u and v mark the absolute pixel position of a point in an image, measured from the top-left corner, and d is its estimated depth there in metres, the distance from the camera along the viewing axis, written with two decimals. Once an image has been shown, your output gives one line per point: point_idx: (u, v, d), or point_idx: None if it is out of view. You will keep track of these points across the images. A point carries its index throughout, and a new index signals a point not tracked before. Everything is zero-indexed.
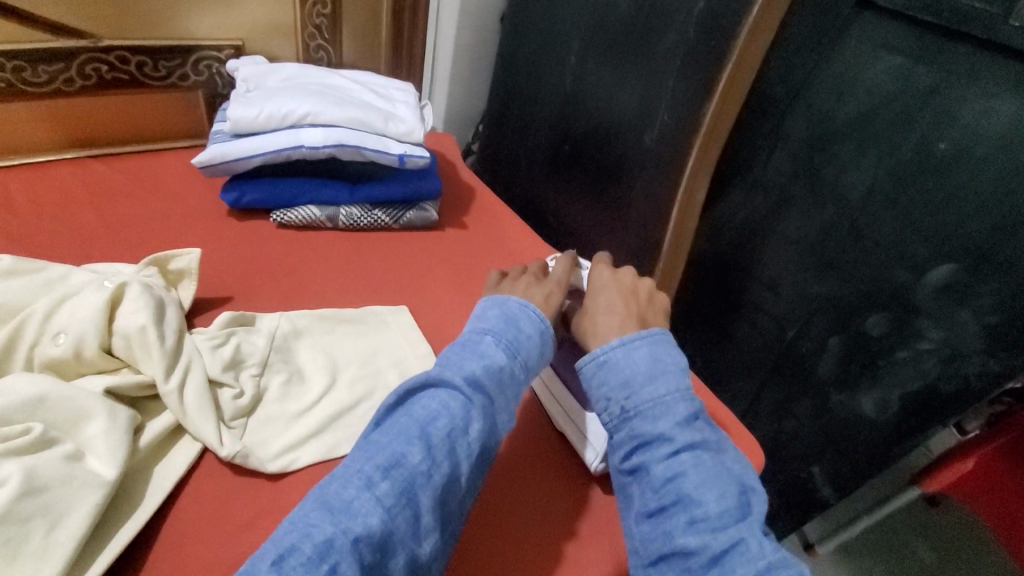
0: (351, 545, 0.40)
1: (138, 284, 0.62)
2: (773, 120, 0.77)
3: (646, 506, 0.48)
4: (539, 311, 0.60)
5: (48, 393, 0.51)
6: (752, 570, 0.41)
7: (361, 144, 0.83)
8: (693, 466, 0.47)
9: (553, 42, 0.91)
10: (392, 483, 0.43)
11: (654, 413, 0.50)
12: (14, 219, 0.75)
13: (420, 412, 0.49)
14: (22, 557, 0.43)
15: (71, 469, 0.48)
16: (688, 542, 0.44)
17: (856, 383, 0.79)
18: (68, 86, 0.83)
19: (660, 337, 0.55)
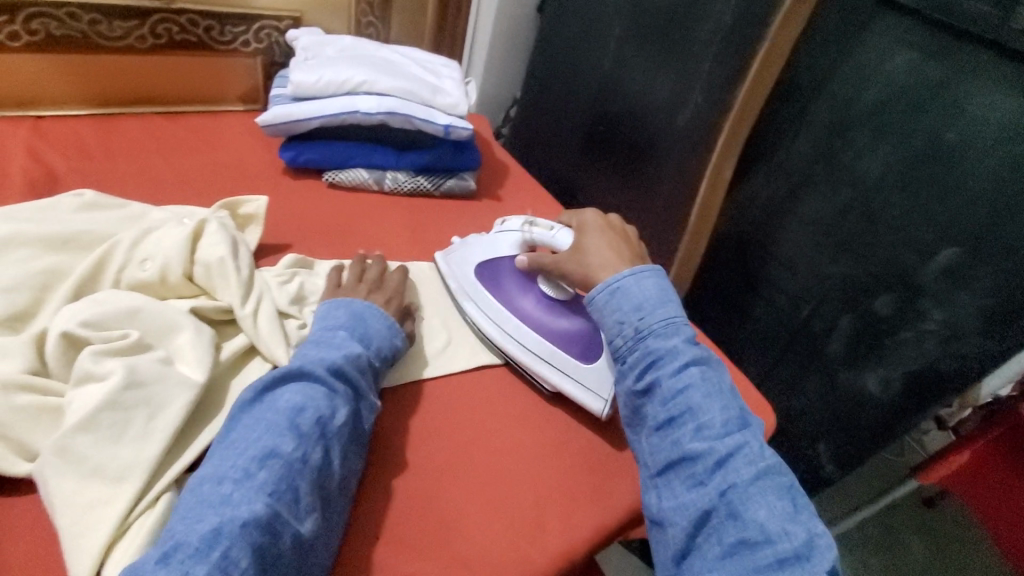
0: (239, 530, 0.42)
1: (215, 222, 0.68)
2: (797, 107, 0.83)
3: (657, 418, 0.55)
4: (385, 310, 0.66)
5: (142, 305, 0.57)
6: (751, 468, 0.49)
7: (411, 113, 0.88)
8: (699, 381, 0.55)
9: (594, 29, 0.98)
10: (270, 472, 0.46)
11: (665, 336, 0.58)
12: (89, 162, 0.81)
13: (284, 404, 0.51)
14: (127, 438, 0.49)
15: (166, 370, 0.53)
16: (696, 446, 0.52)
17: (864, 360, 0.85)
18: (141, 43, 0.89)
19: (664, 271, 0.62)
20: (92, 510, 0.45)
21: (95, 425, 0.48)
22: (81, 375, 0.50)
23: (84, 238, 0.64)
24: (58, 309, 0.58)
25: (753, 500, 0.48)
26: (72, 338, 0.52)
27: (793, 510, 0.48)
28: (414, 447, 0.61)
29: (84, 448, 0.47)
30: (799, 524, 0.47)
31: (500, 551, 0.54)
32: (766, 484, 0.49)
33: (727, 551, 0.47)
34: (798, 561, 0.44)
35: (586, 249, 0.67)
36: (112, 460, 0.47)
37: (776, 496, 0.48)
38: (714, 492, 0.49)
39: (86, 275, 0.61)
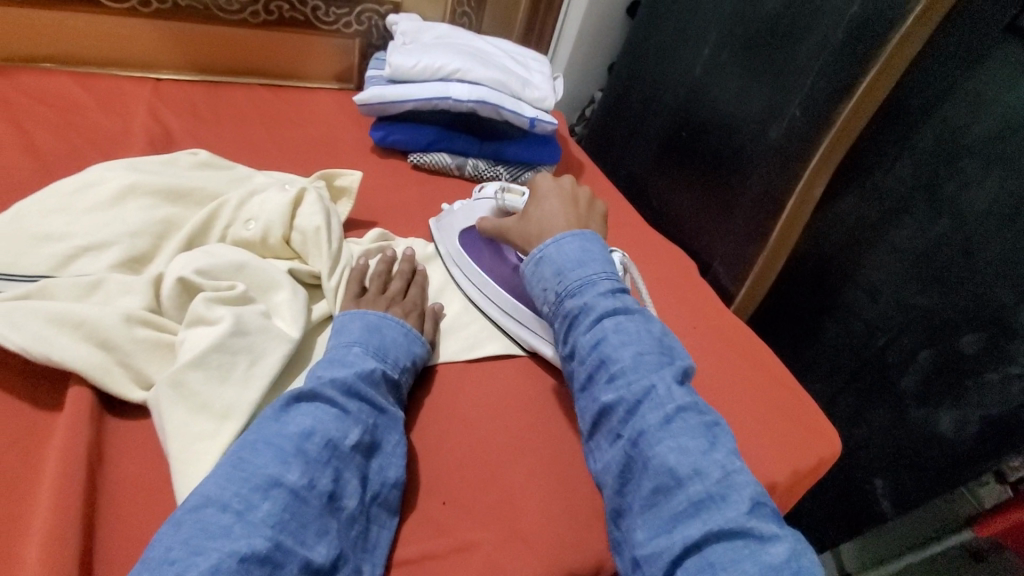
0: (238, 565, 0.40)
1: (314, 191, 0.71)
2: (904, 128, 0.80)
3: (580, 377, 0.55)
4: (403, 320, 0.64)
5: (247, 262, 0.61)
6: (660, 414, 0.49)
7: (500, 103, 0.89)
8: (613, 331, 0.53)
9: (688, 34, 0.97)
10: (274, 502, 0.44)
11: (581, 293, 0.56)
12: (200, 124, 0.86)
13: (293, 427, 0.49)
14: (231, 380, 0.53)
15: (268, 323, 0.57)
16: (608, 399, 0.51)
17: (940, 401, 0.80)
18: (254, 18, 0.95)
19: (588, 234, 0.60)
20: (198, 441, 0.49)
21: (204, 362, 0.52)
22: (195, 318, 0.55)
23: (198, 194, 0.69)
24: (173, 256, 0.62)
25: (663, 445, 0.47)
26: (187, 285, 0.57)
27: (708, 448, 0.47)
28: (480, 424, 0.63)
29: (195, 382, 0.51)
30: (710, 461, 0.46)
31: (559, 537, 0.55)
32: (679, 427, 0.48)
33: (646, 503, 0.47)
34: (712, 500, 0.44)
35: (531, 216, 0.68)
36: (218, 399, 0.51)
37: (690, 435, 0.48)
38: (628, 443, 0.49)
39: (197, 228, 0.65)
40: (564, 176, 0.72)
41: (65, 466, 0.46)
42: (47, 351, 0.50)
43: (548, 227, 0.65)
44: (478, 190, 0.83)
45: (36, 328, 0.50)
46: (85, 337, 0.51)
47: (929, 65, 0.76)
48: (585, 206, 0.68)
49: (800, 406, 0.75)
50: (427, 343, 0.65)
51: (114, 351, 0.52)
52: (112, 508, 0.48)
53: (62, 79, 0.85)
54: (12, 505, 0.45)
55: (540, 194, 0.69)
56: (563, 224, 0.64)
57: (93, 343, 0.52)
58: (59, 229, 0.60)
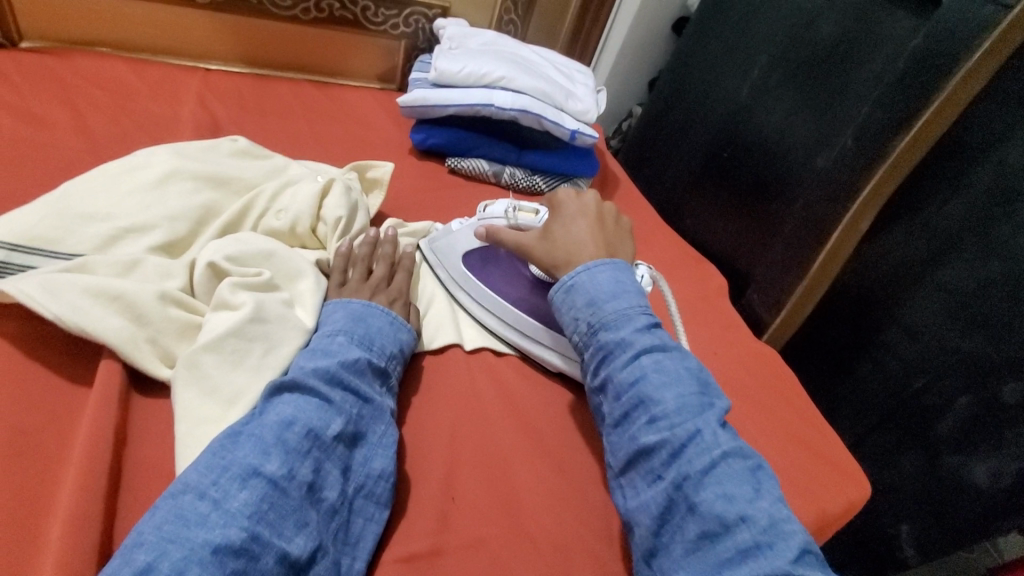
0: (211, 556, 0.39)
1: (343, 183, 0.72)
2: (959, 166, 0.74)
3: (614, 415, 0.53)
4: (388, 308, 0.62)
5: (276, 249, 0.61)
6: (705, 458, 0.47)
7: (543, 113, 0.89)
8: (652, 369, 0.52)
9: (739, 55, 0.96)
10: (251, 492, 0.43)
11: (617, 328, 0.55)
12: (246, 115, 0.87)
13: (273, 417, 0.48)
14: (243, 366, 0.53)
15: (287, 312, 0.58)
16: (649, 440, 0.49)
17: (973, 447, 0.78)
18: (305, 15, 0.96)
19: (619, 263, 0.58)
20: (203, 425, 0.49)
21: (220, 347, 0.52)
22: (220, 302, 0.55)
23: (237, 183, 0.69)
24: (207, 242, 0.63)
25: (707, 490, 0.46)
26: (216, 270, 0.57)
27: (754, 495, 0.46)
28: (499, 429, 0.61)
29: (209, 366, 0.51)
30: (757, 508, 0.45)
31: (575, 554, 0.54)
32: (723, 471, 0.47)
33: (689, 547, 0.45)
34: (759, 548, 0.43)
35: (556, 237, 0.63)
36: (228, 384, 0.51)
37: (735, 480, 0.46)
38: (670, 485, 0.47)
39: (233, 216, 0.65)
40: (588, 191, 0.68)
41: (94, 443, 0.47)
42: (81, 321, 0.50)
43: (576, 254, 0.61)
44: (484, 208, 0.75)
45: (72, 298, 0.51)
46: (118, 311, 0.52)
47: (996, 100, 0.69)
48: (609, 229, 0.65)
49: (828, 443, 0.73)
50: (414, 332, 0.63)
51: (146, 326, 0.53)
52: (133, 489, 0.48)
53: (116, 63, 0.87)
54: (39, 479, 0.46)
55: (564, 210, 0.66)
56: (593, 252, 0.61)
57: (125, 316, 0.52)
58: (102, 210, 0.61)
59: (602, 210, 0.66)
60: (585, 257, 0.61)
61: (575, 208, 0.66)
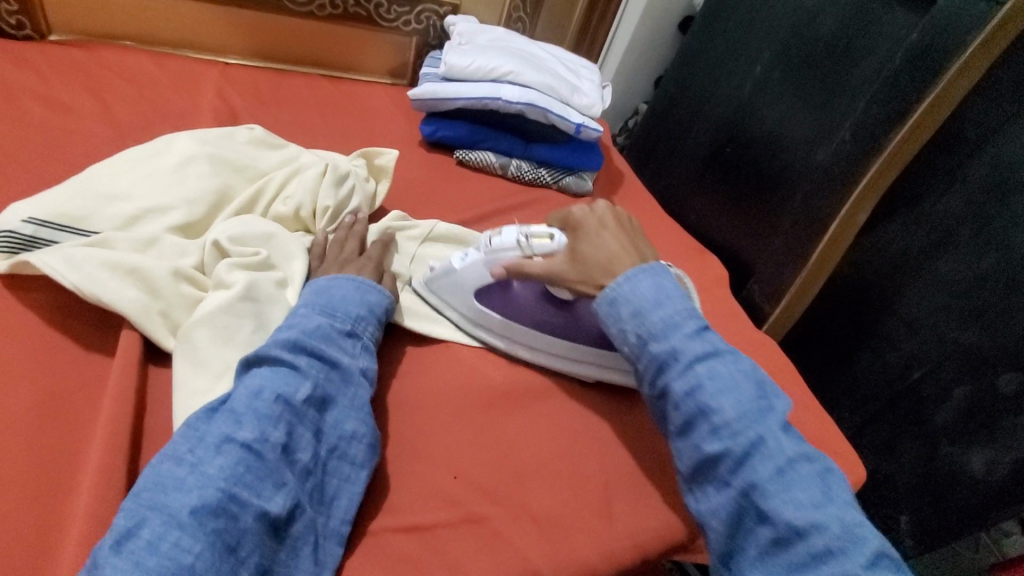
0: (189, 517, 0.41)
1: (342, 171, 0.75)
2: (955, 160, 0.75)
3: (675, 424, 0.52)
4: (355, 274, 0.64)
5: (276, 232, 0.64)
6: (773, 467, 0.47)
7: (549, 107, 0.92)
8: (708, 378, 0.51)
9: (742, 52, 0.98)
10: (225, 457, 0.45)
11: (667, 337, 0.53)
12: (262, 107, 0.91)
13: (243, 389, 0.50)
14: (234, 341, 0.55)
15: (277, 293, 0.60)
16: (714, 449, 0.49)
17: (971, 437, 0.79)
18: (320, 11, 0.99)
19: (659, 268, 0.57)
20: (195, 395, 0.51)
21: (211, 322, 0.55)
22: (217, 281, 0.58)
23: (252, 170, 0.72)
24: (217, 223, 0.66)
25: (778, 499, 0.46)
26: (219, 250, 0.60)
27: (823, 499, 0.46)
28: (499, 407, 0.64)
29: (202, 340, 0.54)
30: (828, 514, 0.45)
31: (570, 523, 0.56)
32: (792, 478, 0.47)
33: (763, 551, 0.46)
34: (833, 554, 0.43)
35: (586, 255, 0.62)
36: (217, 358, 0.54)
37: (805, 486, 0.46)
38: (738, 492, 0.48)
39: (246, 201, 0.68)
40: (599, 202, 0.67)
41: (115, 406, 0.49)
42: (98, 292, 0.53)
43: (614, 267, 0.59)
44: (489, 237, 0.68)
45: (92, 270, 0.54)
46: (134, 284, 0.55)
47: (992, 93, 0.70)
48: (633, 231, 0.64)
49: (824, 429, 0.75)
50: (385, 291, 0.64)
51: (159, 299, 0.55)
52: (153, 451, 0.50)
53: (140, 56, 0.91)
54: (66, 438, 0.49)
55: (582, 226, 0.64)
56: (628, 262, 0.59)
57: (140, 289, 0.55)
58: (125, 191, 0.64)
59: (619, 220, 0.65)
60: (624, 267, 0.59)
61: (591, 223, 0.64)
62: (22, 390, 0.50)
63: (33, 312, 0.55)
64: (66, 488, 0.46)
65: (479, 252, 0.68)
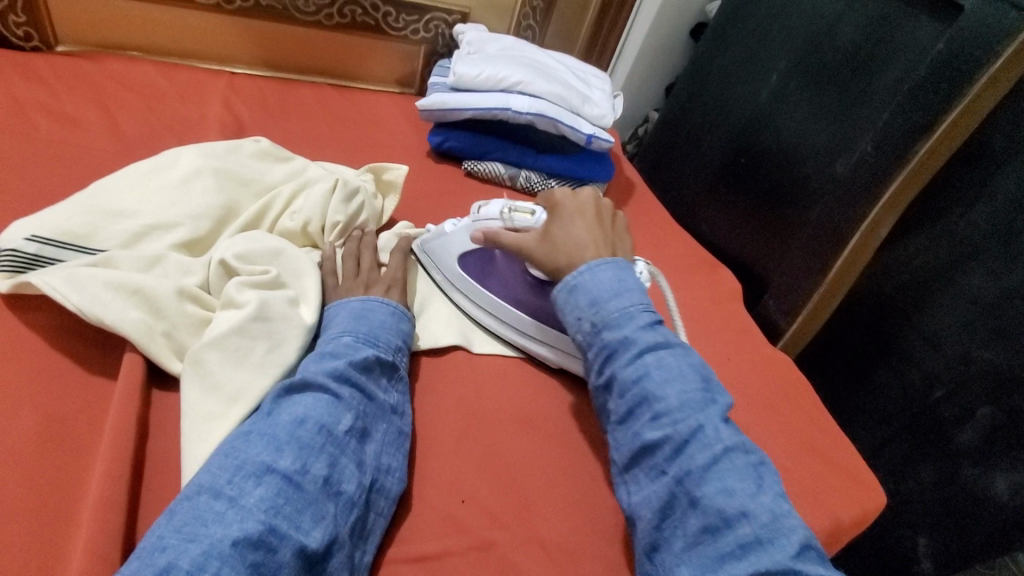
0: (231, 549, 0.39)
1: (352, 185, 0.73)
2: (982, 172, 0.73)
3: (617, 411, 0.52)
4: (387, 299, 0.64)
5: (284, 248, 0.63)
6: (707, 454, 0.47)
7: (558, 117, 0.90)
8: (655, 367, 0.51)
9: (758, 60, 0.96)
10: (266, 488, 0.43)
11: (620, 326, 0.54)
12: (269, 117, 0.90)
13: (286, 417, 0.49)
14: (246, 363, 0.53)
15: (291, 310, 0.58)
16: (653, 436, 0.49)
17: (996, 460, 0.76)
18: (328, 21, 0.98)
19: (621, 262, 0.58)
20: (206, 421, 0.50)
21: (222, 344, 0.53)
22: (226, 300, 0.56)
23: (258, 184, 0.71)
24: (223, 239, 0.64)
25: (708, 484, 0.46)
26: (226, 268, 0.59)
27: (756, 490, 0.46)
28: (508, 429, 0.62)
29: (212, 362, 0.52)
30: (759, 504, 0.45)
31: (581, 551, 0.54)
32: (726, 467, 0.47)
33: (689, 542, 0.46)
34: (760, 545, 0.43)
35: (556, 237, 0.62)
36: (230, 381, 0.52)
37: (738, 476, 0.47)
38: (672, 480, 0.48)
39: (252, 217, 0.67)
40: (584, 189, 0.68)
41: (117, 433, 0.48)
42: (100, 313, 0.52)
43: (577, 256, 0.60)
44: (478, 208, 0.72)
45: (95, 290, 0.53)
46: (136, 304, 0.54)
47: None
48: (611, 230, 0.64)
49: (841, 450, 0.72)
50: (412, 317, 0.65)
51: (162, 319, 0.54)
52: (155, 478, 0.49)
53: (147, 67, 0.90)
54: (67, 465, 0.47)
55: (560, 209, 0.65)
56: (594, 251, 0.60)
57: (143, 309, 0.54)
58: (130, 207, 0.63)
59: (600, 208, 0.65)
60: (589, 258, 0.59)
61: (569, 209, 0.64)
62: (24, 415, 0.49)
63: (36, 333, 0.54)
64: (67, 517, 0.45)
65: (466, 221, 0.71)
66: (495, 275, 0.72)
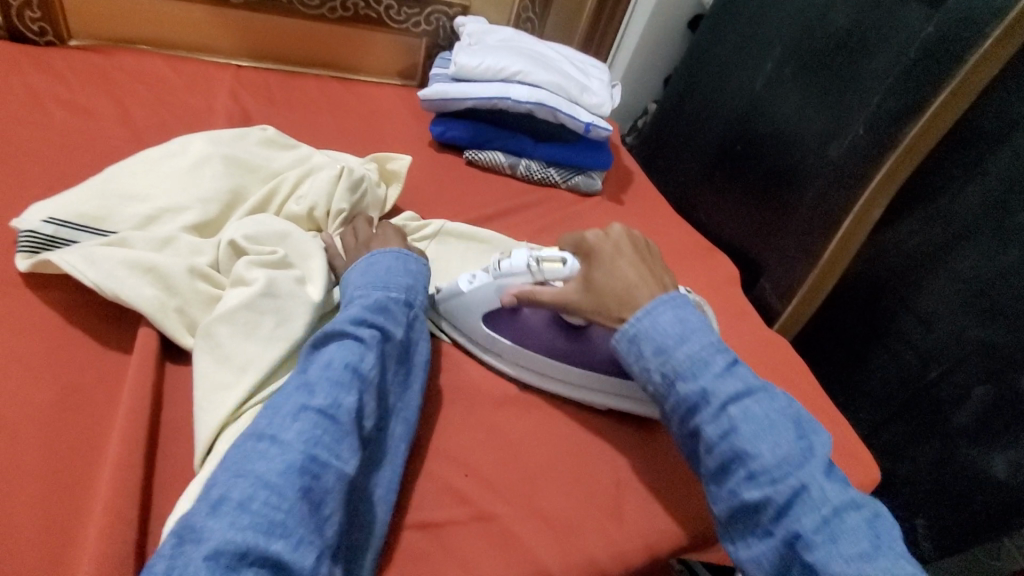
0: (278, 477, 0.42)
1: (356, 171, 0.75)
2: (973, 155, 0.74)
3: (709, 466, 0.52)
4: (391, 247, 0.65)
5: (291, 231, 0.65)
6: (817, 516, 0.46)
7: (558, 106, 0.92)
8: (742, 420, 0.50)
9: (753, 49, 0.98)
10: (303, 423, 0.46)
11: (695, 375, 0.52)
12: (275, 108, 0.92)
13: (315, 362, 0.51)
14: (255, 337, 0.55)
15: (298, 288, 0.60)
16: (752, 496, 0.48)
17: (992, 439, 0.77)
18: (331, 14, 1.00)
19: (680, 300, 0.56)
20: (217, 391, 0.52)
21: (233, 318, 0.55)
22: (236, 278, 0.58)
23: (264, 170, 0.73)
24: (232, 222, 0.66)
25: (824, 549, 0.45)
26: (235, 248, 0.61)
27: (873, 551, 0.45)
28: (509, 405, 0.64)
29: (222, 335, 0.54)
30: (879, 566, 0.44)
31: (580, 520, 0.56)
32: (839, 527, 0.46)
33: None
34: None
35: (601, 286, 0.59)
36: (240, 353, 0.54)
37: (856, 537, 0.45)
38: (781, 542, 0.47)
39: (259, 201, 0.69)
40: (614, 227, 0.64)
41: (133, 402, 0.50)
42: (115, 289, 0.54)
43: (630, 298, 0.58)
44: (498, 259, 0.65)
45: (110, 268, 0.55)
46: (150, 281, 0.56)
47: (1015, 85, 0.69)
48: (650, 259, 0.63)
49: (837, 428, 0.74)
50: (421, 259, 0.66)
51: (174, 296, 0.56)
52: (169, 447, 0.51)
53: (156, 60, 0.93)
54: (86, 434, 0.49)
55: (597, 255, 0.62)
56: (647, 292, 0.58)
57: (156, 286, 0.56)
58: (142, 192, 0.65)
59: (633, 244, 0.63)
60: (643, 297, 0.58)
61: (606, 255, 0.61)
62: (44, 386, 0.51)
63: (54, 310, 0.56)
64: (86, 481, 0.47)
65: (487, 275, 0.65)
66: (525, 327, 0.65)
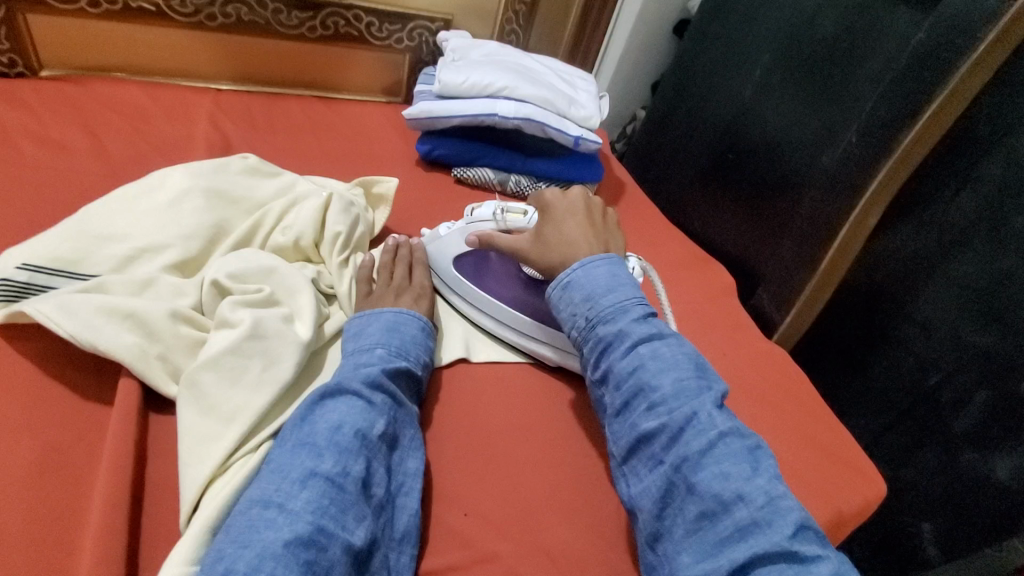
0: (283, 550, 0.41)
1: (344, 198, 0.73)
2: (967, 159, 0.73)
3: (615, 403, 0.53)
4: (415, 309, 0.66)
5: (278, 265, 0.63)
6: (703, 440, 0.48)
7: (546, 121, 0.90)
8: (649, 358, 0.52)
9: (741, 55, 0.97)
10: (311, 491, 0.45)
11: (614, 320, 0.55)
12: (257, 132, 0.90)
13: (323, 423, 0.50)
14: (241, 382, 0.53)
15: (285, 327, 0.58)
16: (649, 425, 0.50)
17: (995, 445, 0.76)
18: (311, 33, 0.98)
19: (615, 258, 0.59)
20: (204, 443, 0.50)
21: (218, 364, 0.53)
22: (220, 320, 0.56)
23: (247, 202, 0.71)
24: (216, 257, 0.64)
25: (705, 470, 0.47)
26: (219, 287, 0.59)
27: (751, 473, 0.46)
28: (505, 437, 0.63)
29: (207, 383, 0.52)
30: (755, 486, 0.45)
31: (584, 556, 0.55)
32: (722, 452, 0.47)
33: (690, 528, 0.46)
34: (759, 527, 0.44)
35: (547, 238, 0.64)
36: (226, 401, 0.52)
37: (734, 459, 0.47)
38: (670, 468, 0.48)
39: (243, 236, 0.67)
40: (574, 187, 0.70)
41: (116, 460, 0.48)
42: (94, 339, 0.52)
43: (570, 252, 0.62)
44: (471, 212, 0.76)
45: (87, 316, 0.53)
46: (130, 328, 0.54)
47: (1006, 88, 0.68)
48: (600, 225, 0.66)
49: (840, 441, 0.73)
50: (433, 327, 0.67)
51: (157, 342, 0.54)
52: (156, 504, 0.49)
53: (132, 88, 0.90)
54: (66, 494, 0.47)
55: (548, 210, 0.67)
56: (586, 249, 0.62)
57: (137, 333, 0.54)
58: (121, 231, 0.63)
59: (584, 207, 0.67)
60: (581, 254, 0.61)
61: (558, 209, 0.67)
62: (22, 447, 0.49)
63: (31, 363, 0.54)
64: (67, 546, 0.45)
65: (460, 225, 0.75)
66: (491, 273, 0.74)
